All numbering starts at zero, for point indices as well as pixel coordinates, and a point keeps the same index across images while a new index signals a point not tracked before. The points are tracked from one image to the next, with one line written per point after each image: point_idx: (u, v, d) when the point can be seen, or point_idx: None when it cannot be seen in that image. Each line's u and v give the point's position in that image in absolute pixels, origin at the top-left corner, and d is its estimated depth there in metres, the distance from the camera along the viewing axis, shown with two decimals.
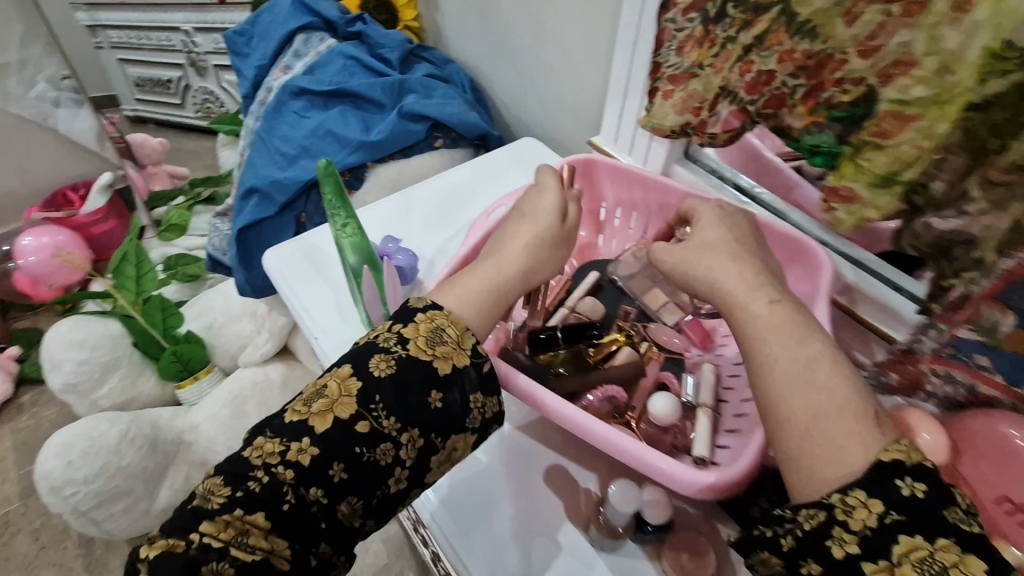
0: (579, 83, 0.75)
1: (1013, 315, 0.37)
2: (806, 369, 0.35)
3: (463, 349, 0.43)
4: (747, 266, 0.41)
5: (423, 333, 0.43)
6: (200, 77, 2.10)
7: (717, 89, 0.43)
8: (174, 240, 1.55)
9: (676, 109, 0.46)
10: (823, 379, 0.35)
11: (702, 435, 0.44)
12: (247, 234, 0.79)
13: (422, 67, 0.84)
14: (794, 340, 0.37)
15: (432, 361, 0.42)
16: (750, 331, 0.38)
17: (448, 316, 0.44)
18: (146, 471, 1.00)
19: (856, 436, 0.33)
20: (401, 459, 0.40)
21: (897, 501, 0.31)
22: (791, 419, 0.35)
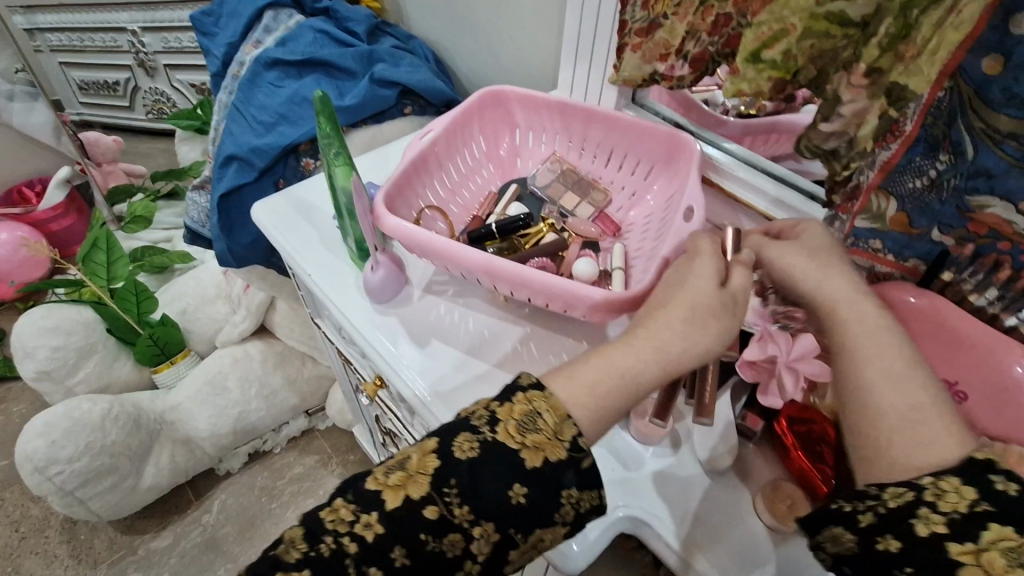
0: (536, 48, 0.82)
1: (895, 200, 0.46)
2: (882, 327, 0.38)
3: (560, 440, 0.37)
4: (841, 271, 0.41)
5: (515, 415, 0.37)
6: (149, 78, 2.06)
7: (683, 33, 0.49)
8: (139, 232, 1.53)
9: (643, 58, 0.53)
10: (903, 357, 0.36)
11: None
12: (228, 200, 0.83)
13: (389, 40, 0.89)
14: (894, 348, 0.36)
15: (521, 451, 0.36)
16: (836, 293, 0.40)
17: (548, 400, 0.38)
18: (131, 448, 1.02)
19: (952, 432, 0.33)
20: (472, 553, 0.35)
21: (992, 493, 0.27)
22: (869, 374, 0.36)
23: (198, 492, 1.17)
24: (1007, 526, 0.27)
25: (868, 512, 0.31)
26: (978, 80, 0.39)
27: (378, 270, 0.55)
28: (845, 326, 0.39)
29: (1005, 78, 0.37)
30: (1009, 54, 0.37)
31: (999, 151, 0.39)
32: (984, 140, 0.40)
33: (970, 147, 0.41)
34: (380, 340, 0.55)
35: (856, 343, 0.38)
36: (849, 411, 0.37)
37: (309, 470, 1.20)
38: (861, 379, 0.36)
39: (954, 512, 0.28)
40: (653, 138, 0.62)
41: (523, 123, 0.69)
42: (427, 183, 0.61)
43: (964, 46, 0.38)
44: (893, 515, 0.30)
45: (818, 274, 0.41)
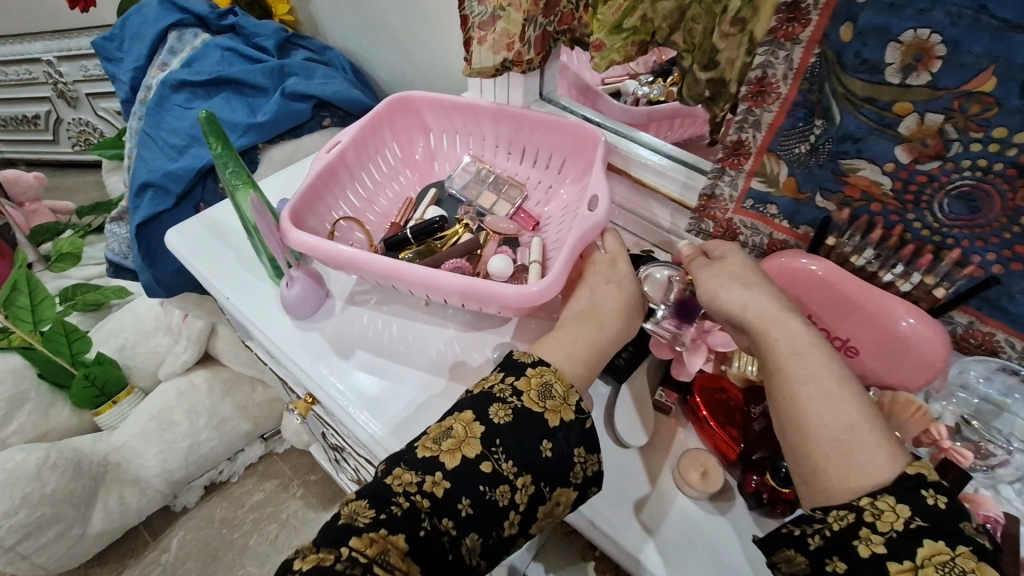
0: (448, 49, 0.82)
1: (784, 164, 0.48)
2: (814, 348, 0.40)
3: (571, 404, 0.40)
4: (774, 296, 0.45)
5: (535, 386, 0.40)
6: (71, 109, 1.97)
7: (522, 21, 0.53)
8: (68, 271, 1.46)
9: (493, 50, 0.55)
10: (828, 373, 0.38)
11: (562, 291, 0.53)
12: (147, 229, 0.81)
13: (301, 53, 0.89)
14: (822, 365, 0.39)
15: (544, 413, 0.39)
16: (770, 316, 0.43)
17: (557, 371, 0.41)
18: (74, 494, 0.97)
19: (882, 447, 0.35)
20: (516, 503, 0.37)
21: (922, 509, 0.32)
22: (808, 396, 0.38)
23: (154, 532, 1.13)
24: (937, 540, 0.31)
25: (816, 535, 0.34)
26: (837, 44, 0.40)
27: (294, 285, 0.55)
28: (779, 348, 0.41)
29: (855, 44, 0.39)
30: (856, 21, 0.38)
31: (861, 115, 0.41)
32: (846, 106, 0.42)
33: (837, 112, 0.43)
34: (299, 357, 0.55)
35: (791, 364, 0.40)
36: (786, 431, 0.38)
37: (270, 496, 1.18)
38: (800, 401, 0.38)
39: (891, 531, 0.31)
40: (561, 130, 0.63)
41: (435, 126, 0.69)
42: (337, 196, 0.61)
43: (824, 14, 0.40)
44: (839, 537, 0.33)
45: (751, 298, 0.45)
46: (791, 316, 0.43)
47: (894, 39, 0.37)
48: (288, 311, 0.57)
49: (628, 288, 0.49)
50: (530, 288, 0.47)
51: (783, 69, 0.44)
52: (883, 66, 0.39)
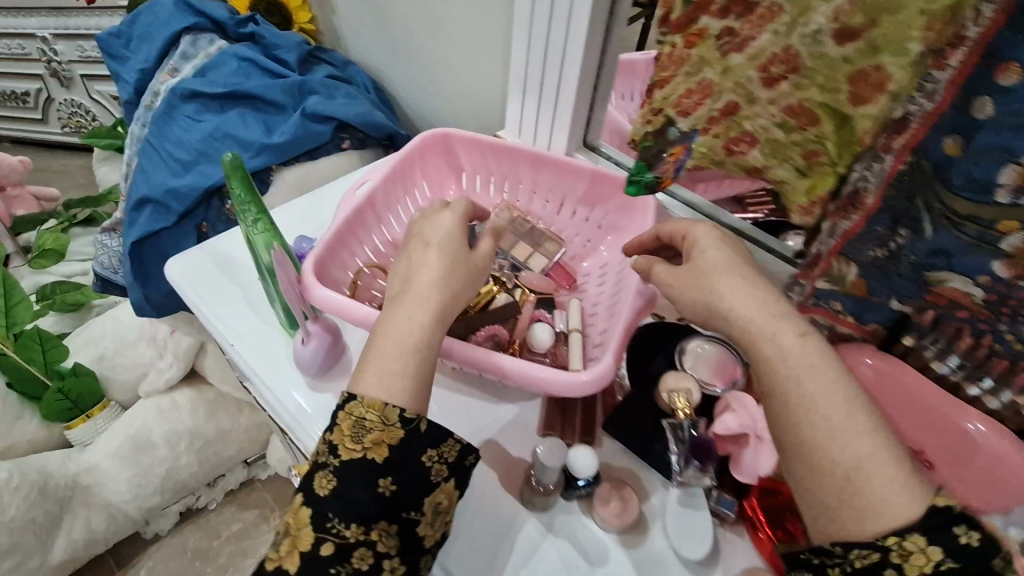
0: (480, 81, 0.78)
1: (856, 266, 0.44)
2: (815, 364, 0.37)
3: (391, 425, 0.39)
4: (771, 295, 0.40)
5: (346, 431, 0.40)
6: (64, 89, 1.88)
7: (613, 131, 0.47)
8: (49, 267, 1.37)
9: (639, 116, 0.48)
10: (831, 390, 0.36)
11: (575, 352, 0.52)
12: (144, 245, 0.74)
13: (322, 69, 0.84)
14: (828, 381, 0.36)
15: (365, 455, 0.39)
16: (764, 327, 0.39)
17: (363, 402, 0.39)
18: (36, 522, 0.89)
19: (900, 485, 0.33)
20: (385, 552, 0.39)
21: (954, 550, 0.30)
22: (817, 423, 0.35)
23: (121, 561, 1.04)
24: None
25: (837, 568, 0.34)
26: (938, 157, 0.35)
27: (309, 342, 0.49)
28: (780, 369, 0.37)
29: (965, 161, 0.34)
30: (968, 138, 0.33)
31: (957, 232, 0.37)
32: (942, 222, 0.37)
33: (928, 227, 0.38)
34: (314, 424, 0.49)
35: (786, 383, 0.37)
36: (793, 457, 0.36)
37: (249, 527, 1.10)
38: (806, 427, 0.36)
39: (921, 574, 0.31)
40: (610, 185, 0.61)
41: (469, 166, 0.68)
42: (364, 237, 0.57)
43: (925, 123, 0.35)
44: (863, 574, 0.33)
45: (737, 302, 0.40)
46: (789, 318, 0.39)
47: (1013, 159, 0.31)
48: (300, 368, 0.51)
49: (449, 248, 0.46)
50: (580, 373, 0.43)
51: (874, 182, 0.40)
52: (994, 186, 0.33)
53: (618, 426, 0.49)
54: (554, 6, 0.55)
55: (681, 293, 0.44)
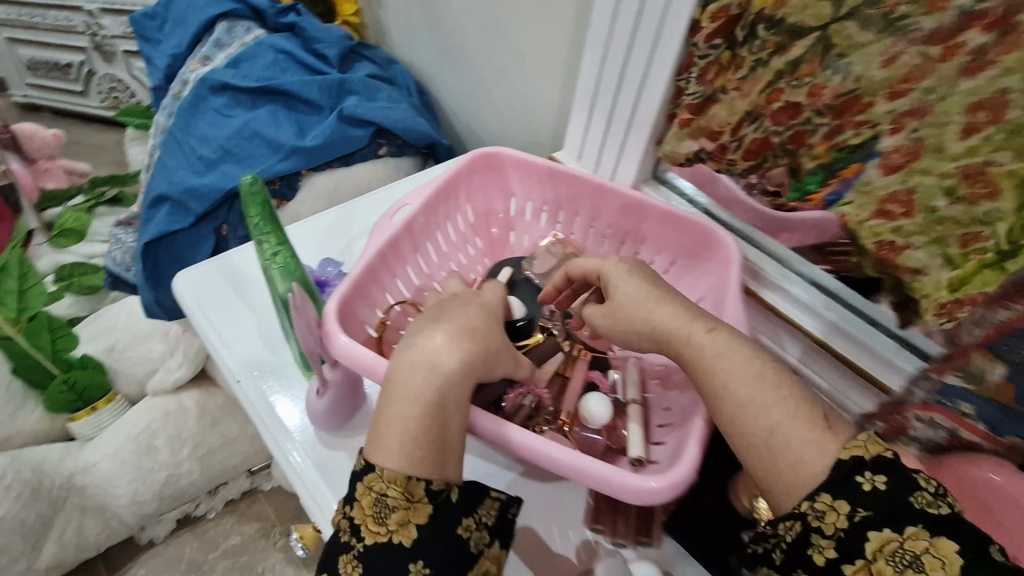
0: (536, 93, 0.71)
1: (1004, 362, 0.35)
2: (727, 353, 0.39)
3: (418, 501, 0.33)
4: (681, 305, 0.42)
5: (369, 508, 0.33)
6: (106, 63, 1.85)
7: (743, 114, 0.48)
8: (70, 247, 1.34)
9: (691, 135, 0.52)
10: (744, 367, 0.38)
11: (635, 433, 0.45)
12: (157, 246, 0.68)
13: (364, 67, 0.79)
14: (740, 363, 0.38)
15: (393, 536, 0.32)
16: (676, 327, 0.41)
17: (384, 476, 0.33)
18: (26, 524, 0.84)
19: (810, 441, 0.34)
20: None
21: (862, 499, 0.31)
22: (735, 398, 0.37)
23: (112, 566, 0.99)
24: (882, 531, 0.30)
25: (777, 549, 0.34)
26: None
27: (324, 395, 0.43)
28: (696, 360, 0.40)
29: None
30: None
31: None
32: None
33: None
34: (321, 489, 0.43)
35: (707, 376, 0.39)
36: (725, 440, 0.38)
37: (247, 541, 1.05)
38: (724, 410, 0.37)
39: (837, 532, 0.31)
40: (680, 228, 0.55)
41: (519, 190, 0.61)
42: (398, 270, 0.51)
43: None
44: (795, 548, 0.33)
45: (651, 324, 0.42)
46: (699, 319, 0.41)
47: None
48: (313, 421, 0.45)
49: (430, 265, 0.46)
50: (646, 477, 0.38)
51: None
52: None
53: (679, 525, 0.43)
54: (640, 20, 0.50)
55: (610, 329, 0.45)
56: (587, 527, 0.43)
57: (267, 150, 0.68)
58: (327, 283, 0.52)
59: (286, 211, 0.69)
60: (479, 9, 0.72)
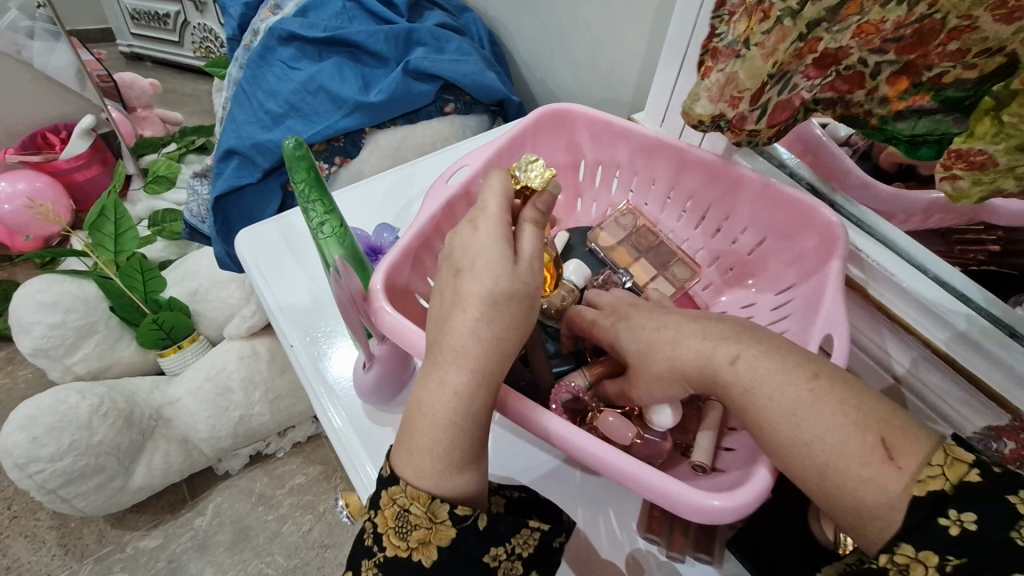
0: (617, 44, 0.64)
1: None
2: (760, 378, 0.32)
3: (442, 523, 0.32)
4: (709, 326, 0.36)
5: (391, 523, 0.32)
6: (198, 14, 1.91)
7: (766, 75, 0.37)
8: (161, 193, 1.42)
9: (710, 97, 0.41)
10: (781, 393, 0.31)
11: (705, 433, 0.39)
12: (226, 201, 0.69)
13: (434, 15, 0.75)
14: (778, 387, 0.31)
15: (412, 556, 0.32)
16: (702, 362, 0.34)
17: (408, 492, 0.32)
18: (120, 447, 0.92)
19: (870, 477, 0.28)
20: None
21: (948, 546, 0.26)
22: (777, 434, 0.31)
23: (193, 491, 1.08)
24: None
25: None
26: None
27: (371, 369, 0.42)
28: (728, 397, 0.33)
29: None
30: None
31: None
32: None
33: None
34: (364, 462, 0.42)
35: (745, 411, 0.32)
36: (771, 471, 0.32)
37: (311, 482, 1.10)
38: (769, 447, 0.31)
39: None
40: (773, 203, 0.47)
41: (589, 154, 0.56)
42: None
43: None
44: None
45: (682, 336, 0.36)
46: (724, 341, 0.34)
47: None
48: (360, 395, 0.43)
49: None
50: (708, 492, 0.32)
51: None
52: None
53: (744, 546, 0.38)
54: None
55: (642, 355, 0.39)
56: (640, 535, 0.39)
57: (331, 105, 0.66)
58: (380, 248, 0.50)
59: (349, 169, 0.68)
60: None
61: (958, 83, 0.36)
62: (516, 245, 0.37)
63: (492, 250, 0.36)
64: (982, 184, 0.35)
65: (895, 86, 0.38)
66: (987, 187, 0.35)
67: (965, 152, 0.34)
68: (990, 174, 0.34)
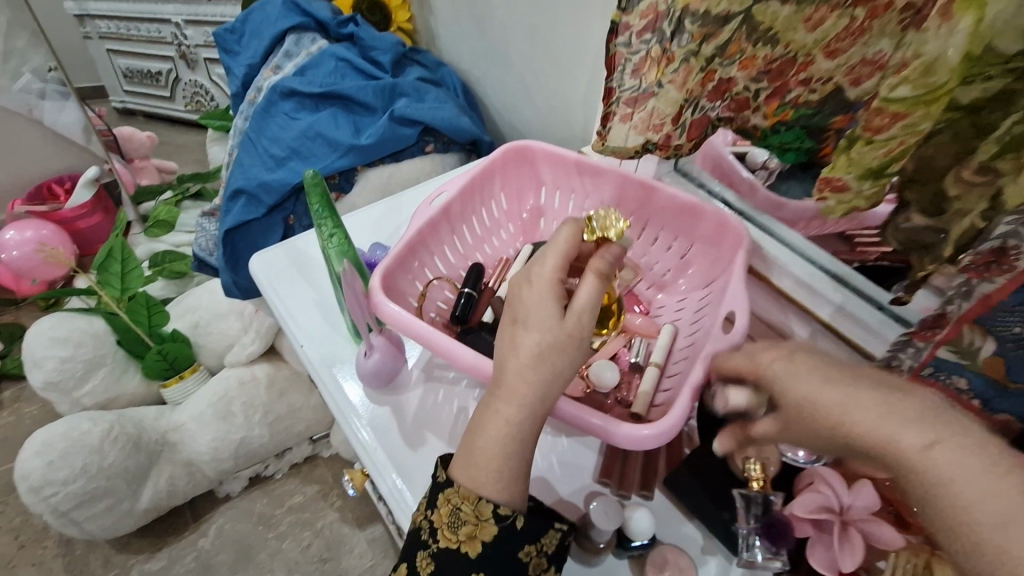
0: (569, 90, 0.77)
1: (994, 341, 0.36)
2: (963, 455, 0.27)
3: (485, 522, 0.40)
4: (878, 392, 0.31)
5: (445, 519, 0.41)
6: (189, 70, 2.04)
7: (681, 102, 0.46)
8: (161, 236, 1.51)
9: (637, 130, 0.49)
10: (996, 480, 0.26)
11: (644, 394, 0.49)
12: (235, 234, 0.79)
13: (414, 70, 0.87)
14: (990, 473, 0.26)
15: (460, 546, 0.40)
16: (881, 435, 0.30)
17: (460, 493, 0.40)
18: (129, 470, 0.98)
19: None
20: None
21: None
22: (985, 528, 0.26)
23: (196, 514, 1.13)
24: None
25: None
26: None
27: (371, 355, 0.51)
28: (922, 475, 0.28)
29: None
30: None
31: None
32: None
33: None
34: (365, 433, 0.51)
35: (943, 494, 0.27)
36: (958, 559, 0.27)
37: (309, 500, 1.16)
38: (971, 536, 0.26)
39: None
40: (695, 213, 0.58)
41: (550, 181, 0.67)
42: (436, 249, 0.58)
43: None
44: None
45: (855, 398, 0.31)
46: (909, 416, 0.30)
47: None
48: (363, 381, 0.53)
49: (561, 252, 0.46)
50: (638, 426, 0.42)
51: None
52: None
53: (675, 482, 0.47)
54: None
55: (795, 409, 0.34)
56: (596, 480, 0.48)
57: (328, 149, 0.77)
58: (374, 262, 0.60)
59: (343, 202, 0.78)
60: (517, 13, 0.79)
61: (807, 103, 0.47)
62: (574, 297, 0.42)
63: (543, 306, 0.41)
64: (845, 203, 0.42)
65: (770, 105, 0.47)
66: (849, 206, 0.42)
67: (831, 180, 0.42)
68: (849, 196, 0.41)
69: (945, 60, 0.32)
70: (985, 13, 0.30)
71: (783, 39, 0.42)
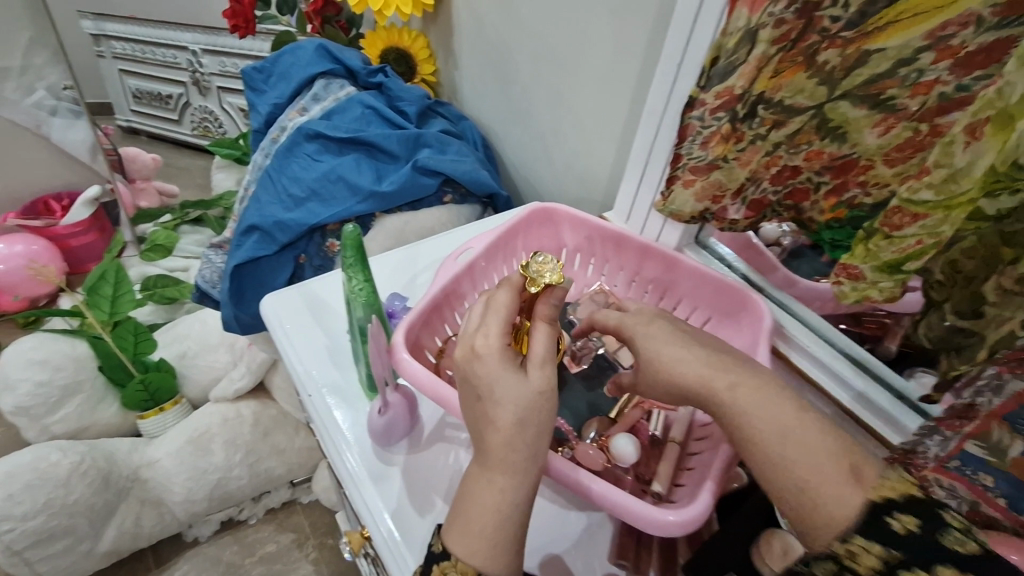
0: (590, 154, 0.79)
1: None
2: (761, 394, 0.37)
3: None
4: (717, 353, 0.41)
5: None
6: (201, 97, 2.06)
7: (744, 179, 0.50)
8: (157, 261, 1.49)
9: (695, 197, 0.52)
10: (774, 410, 0.36)
11: (664, 473, 0.47)
12: (242, 270, 0.77)
13: (438, 123, 0.89)
14: (771, 406, 0.36)
15: None
16: (698, 379, 0.40)
17: (456, 564, 0.37)
18: (94, 508, 0.92)
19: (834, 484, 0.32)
20: None
21: (903, 544, 0.29)
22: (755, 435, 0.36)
23: (159, 559, 1.06)
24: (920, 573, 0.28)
25: None
26: None
27: (385, 413, 0.49)
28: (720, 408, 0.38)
29: None
30: None
31: None
32: None
33: None
34: (371, 495, 0.48)
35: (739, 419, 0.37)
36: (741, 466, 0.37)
37: (282, 550, 1.09)
38: (750, 446, 0.36)
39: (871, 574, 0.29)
40: (716, 288, 0.59)
41: (570, 242, 0.67)
42: (457, 305, 0.57)
43: None
44: None
45: (686, 354, 0.41)
46: (728, 367, 0.39)
47: None
48: (373, 438, 0.51)
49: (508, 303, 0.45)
50: (663, 509, 0.40)
51: None
52: None
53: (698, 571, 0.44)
54: (674, 89, 0.55)
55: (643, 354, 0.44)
56: (611, 561, 0.46)
57: (348, 193, 0.78)
58: (393, 314, 0.59)
59: None
60: (545, 80, 0.81)
61: (862, 205, 0.50)
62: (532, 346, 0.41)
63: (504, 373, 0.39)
64: (857, 291, 0.44)
65: (828, 201, 0.51)
66: (860, 295, 0.44)
67: (848, 268, 0.44)
68: (863, 285, 0.43)
69: (970, 171, 0.35)
70: (1009, 140, 0.33)
71: (850, 139, 0.46)
